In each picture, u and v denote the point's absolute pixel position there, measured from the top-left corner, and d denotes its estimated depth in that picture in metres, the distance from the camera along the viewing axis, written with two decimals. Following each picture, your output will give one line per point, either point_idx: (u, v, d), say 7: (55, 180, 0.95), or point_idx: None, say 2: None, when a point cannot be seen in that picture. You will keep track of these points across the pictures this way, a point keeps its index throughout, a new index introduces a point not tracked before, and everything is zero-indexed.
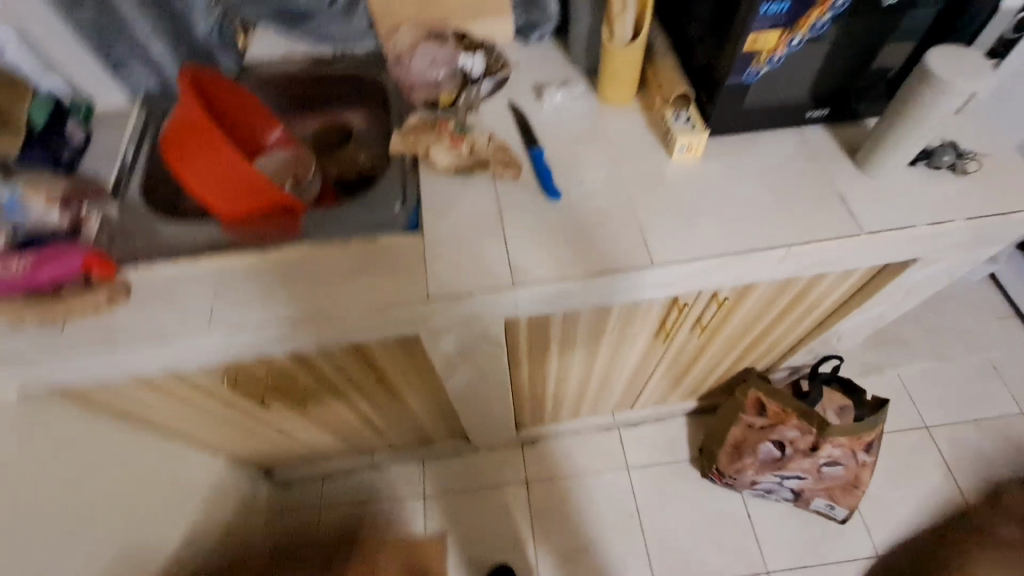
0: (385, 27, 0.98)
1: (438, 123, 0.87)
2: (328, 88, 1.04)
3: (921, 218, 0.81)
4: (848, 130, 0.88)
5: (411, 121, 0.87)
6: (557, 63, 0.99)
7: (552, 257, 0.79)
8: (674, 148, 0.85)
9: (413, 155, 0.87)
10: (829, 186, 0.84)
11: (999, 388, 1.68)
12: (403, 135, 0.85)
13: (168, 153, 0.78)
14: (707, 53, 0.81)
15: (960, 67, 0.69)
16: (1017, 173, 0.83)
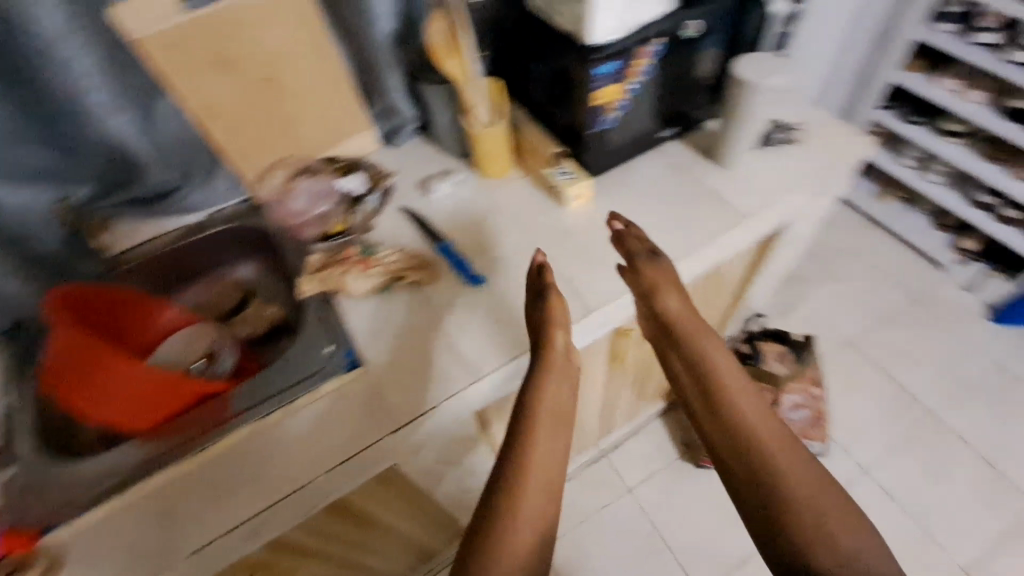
0: (251, 176, 0.96)
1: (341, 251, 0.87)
2: (208, 252, 1.00)
3: (782, 189, 0.93)
4: (697, 136, 1.00)
5: (314, 259, 0.86)
6: (431, 157, 1.03)
7: (499, 339, 0.80)
8: (564, 200, 0.91)
9: (326, 291, 0.85)
10: (703, 188, 0.94)
11: (885, 287, 1.94)
12: (311, 275, 0.83)
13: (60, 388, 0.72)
14: (561, 114, 0.89)
15: (759, 69, 0.83)
16: (833, 129, 0.99)
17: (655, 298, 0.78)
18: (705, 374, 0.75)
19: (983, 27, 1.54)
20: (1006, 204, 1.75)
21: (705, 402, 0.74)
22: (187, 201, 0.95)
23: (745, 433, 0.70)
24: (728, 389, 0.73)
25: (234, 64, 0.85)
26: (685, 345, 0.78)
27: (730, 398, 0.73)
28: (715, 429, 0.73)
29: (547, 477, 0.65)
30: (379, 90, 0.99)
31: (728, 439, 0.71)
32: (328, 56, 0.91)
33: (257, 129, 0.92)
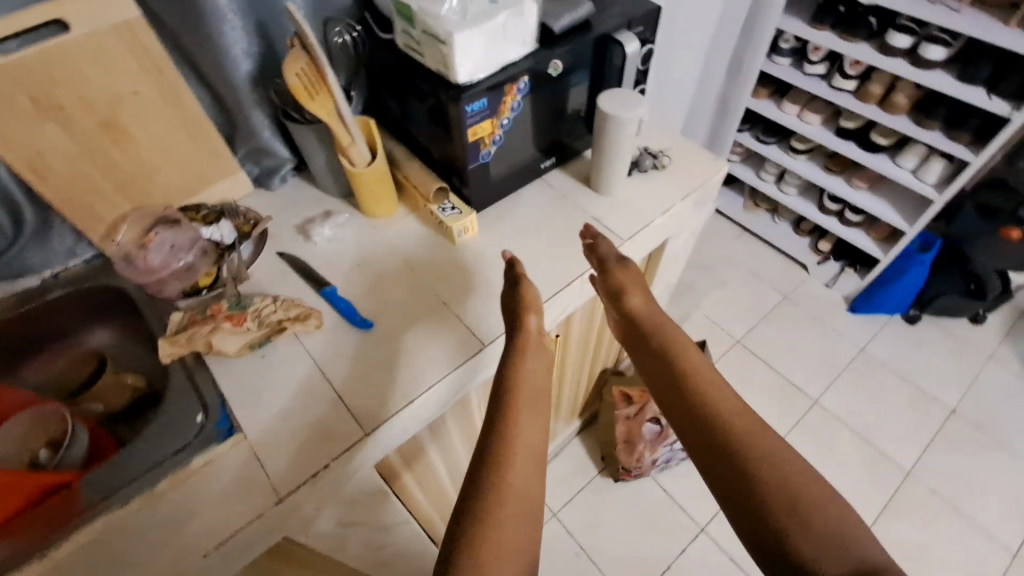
0: (99, 231, 0.86)
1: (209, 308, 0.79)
2: (49, 321, 0.88)
3: (657, 209, 0.99)
4: (576, 165, 1.05)
5: (177, 319, 0.79)
6: (311, 199, 0.99)
7: (392, 384, 0.76)
8: (452, 234, 0.91)
9: (193, 353, 0.77)
10: (585, 213, 0.98)
11: (763, 288, 2.15)
12: (170, 337, 0.75)
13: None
14: (441, 150, 0.88)
15: (622, 101, 0.87)
16: (695, 152, 1.08)
17: (621, 297, 0.82)
18: (670, 362, 0.75)
19: (813, 60, 1.78)
20: (850, 209, 1.99)
21: (667, 387, 0.73)
22: (14, 263, 0.85)
23: (711, 407, 0.68)
24: (695, 371, 0.72)
25: (66, 110, 0.76)
26: (652, 339, 0.79)
27: (694, 378, 0.72)
28: (680, 414, 0.70)
29: (529, 460, 0.65)
30: (246, 133, 0.93)
31: (693, 418, 0.69)
32: (182, 99, 0.84)
33: (105, 177, 0.84)
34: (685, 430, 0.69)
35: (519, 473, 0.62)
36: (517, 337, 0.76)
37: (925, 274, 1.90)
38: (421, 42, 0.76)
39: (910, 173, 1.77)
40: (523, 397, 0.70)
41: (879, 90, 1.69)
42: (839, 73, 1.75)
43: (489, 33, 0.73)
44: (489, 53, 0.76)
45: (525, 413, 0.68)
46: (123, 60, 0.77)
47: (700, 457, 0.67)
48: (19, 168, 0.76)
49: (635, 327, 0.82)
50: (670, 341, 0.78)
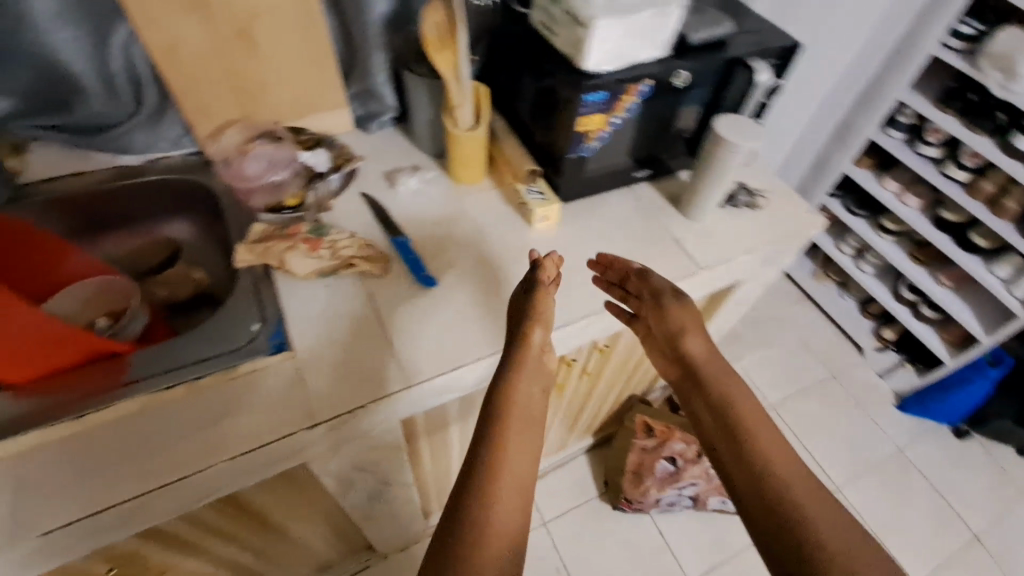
0: (205, 129, 0.90)
1: (288, 227, 0.82)
2: (139, 201, 0.91)
3: (740, 247, 0.95)
4: (667, 183, 1.02)
5: (257, 229, 0.81)
6: (402, 150, 1.00)
7: (438, 346, 0.76)
8: (532, 219, 0.90)
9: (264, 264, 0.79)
10: (666, 233, 0.95)
11: (811, 360, 2.06)
12: (249, 246, 0.77)
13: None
14: (544, 133, 0.88)
15: (741, 129, 0.84)
16: (792, 200, 1.04)
17: (675, 342, 0.81)
18: (727, 415, 0.72)
19: (928, 140, 1.67)
20: (926, 303, 1.88)
21: (722, 440, 0.70)
22: (122, 138, 0.86)
23: (771, 469, 0.64)
24: (754, 429, 0.69)
25: (210, 9, 0.79)
26: (710, 388, 0.76)
27: (754, 436, 0.68)
28: (735, 472, 0.66)
29: (520, 482, 0.60)
30: (361, 72, 0.95)
31: (750, 476, 0.65)
32: (314, 24, 0.87)
33: (224, 81, 0.87)
34: (738, 488, 0.65)
35: (506, 494, 0.58)
36: (517, 347, 0.70)
37: (987, 390, 1.78)
38: (559, 23, 0.76)
39: (1002, 284, 1.64)
40: (514, 416, 0.64)
41: (991, 187, 1.58)
42: (953, 160, 1.64)
43: (632, 27, 0.72)
44: (624, 47, 0.74)
45: (517, 431, 0.63)
46: None
47: (752, 519, 0.62)
48: (155, 52, 0.79)
49: (692, 373, 0.79)
50: (728, 394, 0.74)
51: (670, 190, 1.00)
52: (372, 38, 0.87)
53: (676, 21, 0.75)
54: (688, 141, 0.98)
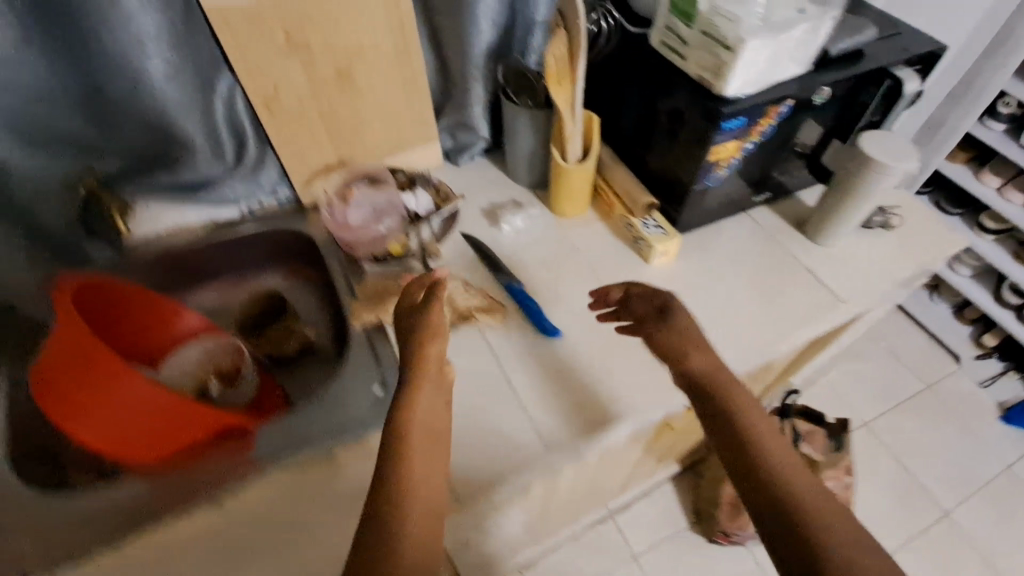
0: (301, 176, 0.86)
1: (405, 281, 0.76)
2: (238, 255, 0.89)
3: (880, 274, 0.86)
4: (786, 204, 0.93)
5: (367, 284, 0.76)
6: (498, 185, 0.95)
7: (570, 404, 0.70)
8: (651, 255, 0.83)
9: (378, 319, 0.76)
10: (794, 262, 0.87)
11: (903, 371, 1.91)
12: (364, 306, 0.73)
13: (46, 401, 0.59)
14: (663, 163, 0.81)
15: (890, 148, 0.75)
16: (928, 216, 0.93)
17: (670, 359, 0.62)
18: (746, 446, 0.53)
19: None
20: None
21: (746, 481, 0.51)
22: (225, 194, 0.82)
23: (817, 520, 0.46)
24: (770, 463, 0.51)
25: (312, 53, 0.74)
26: (724, 410, 0.57)
27: (782, 479, 0.50)
28: (773, 517, 0.48)
29: (428, 529, 0.47)
30: (457, 104, 0.90)
31: (775, 526, 0.47)
32: (412, 59, 0.81)
33: (322, 125, 0.82)
34: (777, 545, 0.46)
35: (411, 550, 0.44)
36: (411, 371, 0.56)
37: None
38: (690, 42, 0.67)
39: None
40: (417, 432, 0.52)
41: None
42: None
43: (779, 46, 0.63)
44: (769, 70, 0.66)
45: (423, 463, 0.50)
46: (375, 12, 0.74)
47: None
48: (257, 103, 0.75)
49: (705, 395, 0.59)
50: (740, 422, 0.55)
51: (791, 213, 0.92)
52: (475, 71, 0.82)
53: (824, 32, 0.66)
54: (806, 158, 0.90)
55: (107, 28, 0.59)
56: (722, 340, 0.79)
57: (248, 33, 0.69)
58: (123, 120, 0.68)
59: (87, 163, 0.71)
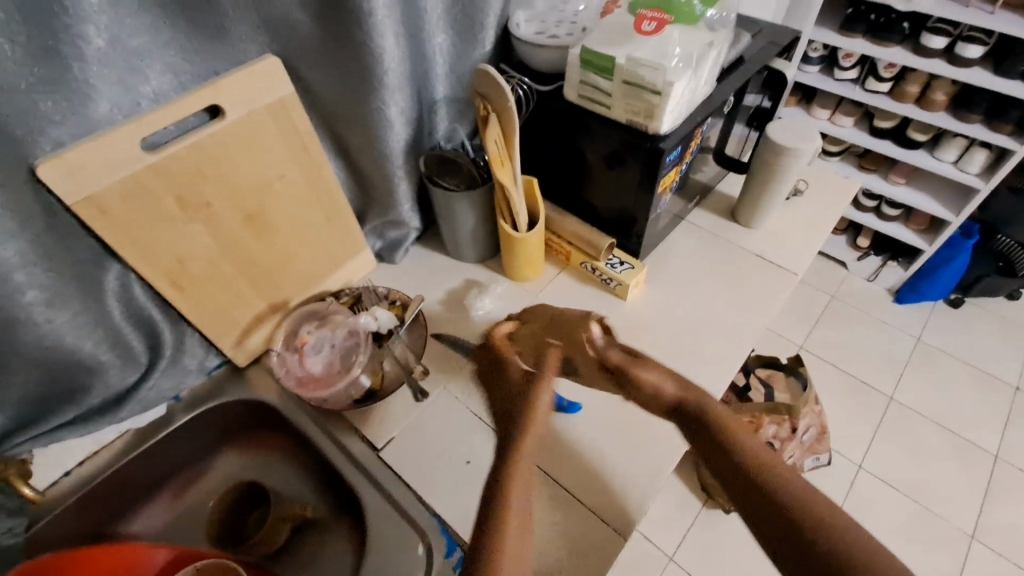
0: (233, 337, 0.73)
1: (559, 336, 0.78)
2: (181, 450, 0.74)
3: (816, 237, 0.92)
4: (715, 200, 0.98)
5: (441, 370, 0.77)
6: (447, 269, 0.89)
7: (621, 475, 0.67)
8: (627, 291, 0.83)
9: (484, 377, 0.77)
10: (745, 251, 0.91)
11: None
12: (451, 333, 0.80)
13: None
14: (610, 202, 0.81)
15: (796, 134, 0.82)
16: (830, 173, 1.01)
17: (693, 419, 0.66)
18: (729, 449, 0.62)
19: (844, 66, 1.55)
20: (887, 203, 1.83)
21: (740, 464, 0.60)
22: (149, 396, 0.67)
23: (794, 493, 0.55)
24: (748, 449, 0.61)
25: (212, 208, 0.63)
26: (698, 425, 0.66)
27: (761, 461, 0.59)
28: (730, 484, 0.61)
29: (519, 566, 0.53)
30: (381, 205, 0.82)
31: (743, 489, 0.59)
32: (324, 178, 0.73)
33: (242, 278, 0.70)
34: (740, 502, 0.59)
35: None
36: None
37: (968, 259, 1.79)
38: (613, 91, 0.67)
39: (949, 166, 1.60)
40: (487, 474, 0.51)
41: (916, 90, 1.49)
42: (872, 75, 1.53)
43: (695, 78, 0.65)
44: (690, 100, 0.68)
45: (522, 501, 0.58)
46: (271, 142, 0.65)
47: (773, 535, 0.54)
48: (162, 283, 0.62)
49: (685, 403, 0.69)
50: (721, 420, 0.65)
51: (722, 207, 0.97)
52: (396, 168, 0.75)
53: (721, 53, 0.70)
54: (716, 157, 0.92)
55: None
56: (723, 350, 0.79)
57: (129, 211, 0.56)
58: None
59: None
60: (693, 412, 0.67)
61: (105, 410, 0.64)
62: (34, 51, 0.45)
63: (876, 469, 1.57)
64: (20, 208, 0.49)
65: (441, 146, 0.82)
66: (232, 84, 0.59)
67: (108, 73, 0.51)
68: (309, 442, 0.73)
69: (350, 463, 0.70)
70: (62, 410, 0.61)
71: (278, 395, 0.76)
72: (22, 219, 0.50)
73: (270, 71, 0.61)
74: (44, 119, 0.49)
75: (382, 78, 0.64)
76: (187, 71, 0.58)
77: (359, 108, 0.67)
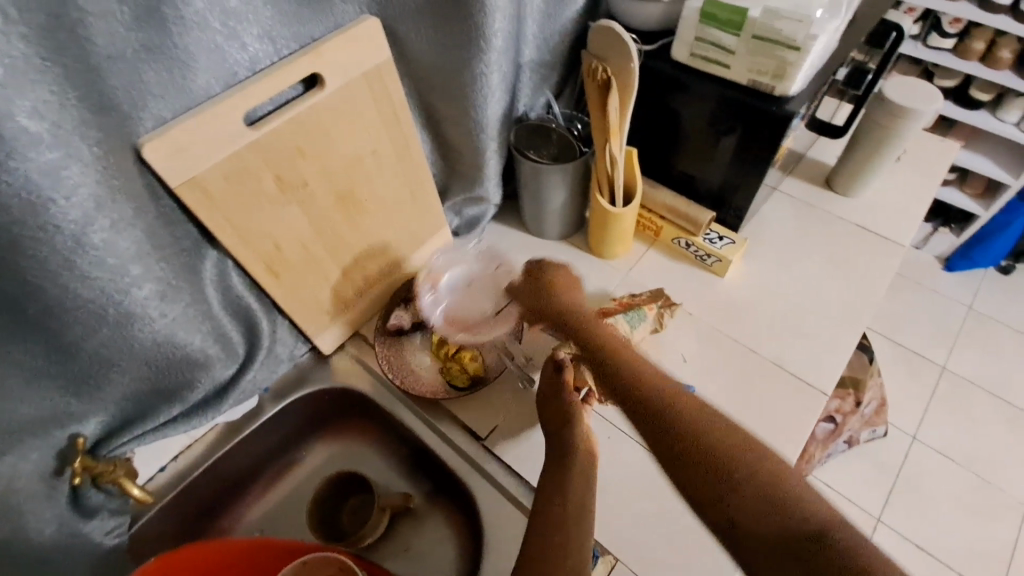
0: (323, 324, 0.69)
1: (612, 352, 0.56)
2: (271, 440, 0.72)
3: (917, 206, 0.86)
4: (805, 168, 0.92)
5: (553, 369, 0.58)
6: (528, 246, 0.84)
7: None
8: (725, 268, 0.78)
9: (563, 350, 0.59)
10: (843, 221, 0.85)
11: None
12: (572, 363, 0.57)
13: None
14: (712, 174, 0.75)
15: (915, 94, 0.75)
16: (923, 139, 0.95)
17: (607, 358, 0.52)
18: (703, 464, 0.41)
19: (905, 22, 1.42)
20: None
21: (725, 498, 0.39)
22: (247, 389, 0.63)
23: (795, 489, 0.38)
24: (770, 481, 0.39)
25: (308, 189, 0.59)
26: (637, 390, 0.48)
27: (823, 517, 0.36)
28: (701, 493, 0.40)
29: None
30: (465, 179, 0.77)
31: (689, 450, 0.42)
32: (414, 153, 0.67)
33: (332, 262, 0.66)
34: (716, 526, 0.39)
35: None
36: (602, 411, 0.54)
37: None
38: (737, 49, 0.61)
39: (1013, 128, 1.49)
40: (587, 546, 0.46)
41: (982, 46, 1.37)
42: (935, 31, 1.40)
43: (833, 31, 0.59)
44: (821, 58, 0.62)
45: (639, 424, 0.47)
46: (367, 117, 0.60)
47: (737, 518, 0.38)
48: (260, 271, 0.58)
49: (639, 397, 0.47)
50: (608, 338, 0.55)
51: (813, 175, 0.91)
52: (488, 141, 0.70)
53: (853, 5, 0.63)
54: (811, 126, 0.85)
55: (71, 272, 0.42)
56: (829, 330, 0.75)
57: (231, 193, 0.52)
58: (108, 369, 0.50)
59: (65, 435, 0.52)
60: (653, 395, 0.47)
61: (205, 405, 0.61)
62: (142, 14, 0.40)
63: (930, 441, 1.53)
64: (130, 192, 0.45)
65: (528, 116, 0.76)
66: (334, 50, 0.53)
67: (210, 38, 0.45)
68: (406, 432, 0.70)
69: (453, 453, 0.67)
70: (167, 405, 0.58)
71: (368, 384, 0.72)
72: (132, 204, 0.45)
73: (370, 34, 0.55)
74: (146, 91, 0.43)
75: (489, 38, 0.57)
76: (285, 36, 0.52)
77: (458, 74, 0.61)
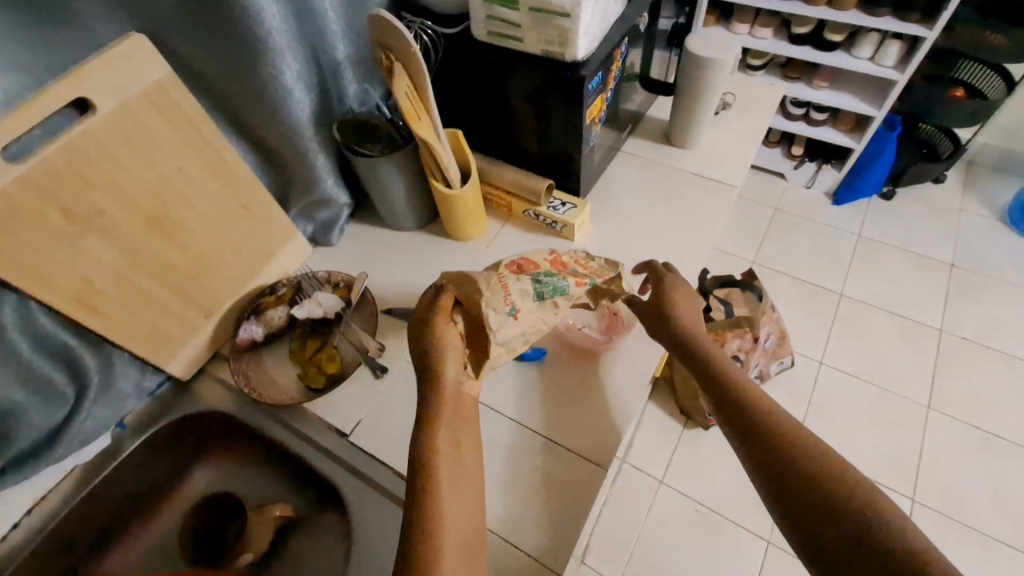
0: (170, 350, 0.68)
1: (514, 304, 0.55)
2: (139, 481, 0.70)
3: (748, 149, 0.92)
4: (648, 127, 0.97)
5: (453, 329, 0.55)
6: (386, 240, 0.85)
7: (592, 410, 0.68)
8: (573, 232, 0.81)
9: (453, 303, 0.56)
10: (682, 172, 0.90)
11: None
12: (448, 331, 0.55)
13: None
14: (542, 145, 0.78)
15: (715, 44, 0.81)
16: (753, 87, 1.01)
17: (725, 381, 0.54)
18: (807, 484, 0.44)
19: None
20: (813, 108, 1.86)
21: (801, 488, 0.45)
22: (85, 428, 0.65)
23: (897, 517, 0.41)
24: (843, 492, 0.43)
25: (105, 217, 0.57)
26: (727, 393, 0.53)
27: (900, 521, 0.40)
28: (794, 509, 0.44)
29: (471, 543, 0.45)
30: (303, 183, 0.77)
31: (785, 472, 0.46)
32: (231, 165, 0.66)
33: (162, 287, 0.65)
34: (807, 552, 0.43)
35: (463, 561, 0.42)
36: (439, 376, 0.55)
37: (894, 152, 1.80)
38: (521, 22, 0.64)
39: (868, 62, 1.58)
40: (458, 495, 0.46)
41: None
42: None
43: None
44: (600, 21, 0.65)
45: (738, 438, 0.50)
46: (160, 136, 0.59)
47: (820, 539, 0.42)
48: (69, 307, 0.57)
49: (732, 404, 0.52)
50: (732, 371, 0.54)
51: (655, 132, 0.96)
52: (308, 142, 0.70)
53: None
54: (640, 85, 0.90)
55: None
56: None
57: (6, 233, 0.50)
58: None
59: None
60: (762, 420, 0.49)
61: (37, 451, 0.63)
62: None
63: (835, 362, 1.63)
64: None
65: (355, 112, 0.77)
66: (96, 71, 0.51)
67: None
68: (275, 443, 0.70)
69: (319, 455, 0.68)
70: None
71: (231, 402, 0.72)
72: None
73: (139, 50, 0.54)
74: None
75: (268, 40, 0.57)
76: (40, 69, 0.51)
77: (251, 80, 0.61)
